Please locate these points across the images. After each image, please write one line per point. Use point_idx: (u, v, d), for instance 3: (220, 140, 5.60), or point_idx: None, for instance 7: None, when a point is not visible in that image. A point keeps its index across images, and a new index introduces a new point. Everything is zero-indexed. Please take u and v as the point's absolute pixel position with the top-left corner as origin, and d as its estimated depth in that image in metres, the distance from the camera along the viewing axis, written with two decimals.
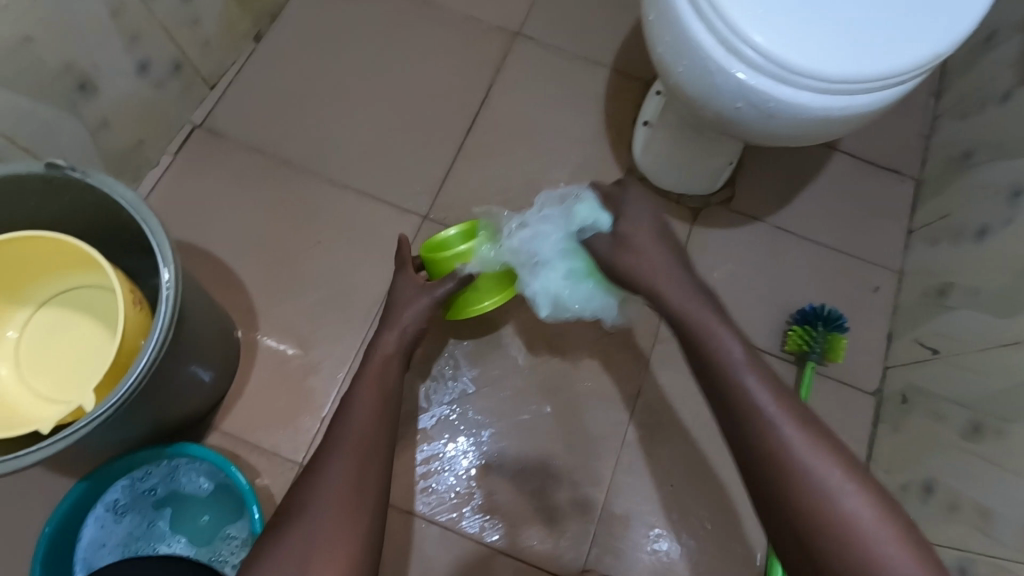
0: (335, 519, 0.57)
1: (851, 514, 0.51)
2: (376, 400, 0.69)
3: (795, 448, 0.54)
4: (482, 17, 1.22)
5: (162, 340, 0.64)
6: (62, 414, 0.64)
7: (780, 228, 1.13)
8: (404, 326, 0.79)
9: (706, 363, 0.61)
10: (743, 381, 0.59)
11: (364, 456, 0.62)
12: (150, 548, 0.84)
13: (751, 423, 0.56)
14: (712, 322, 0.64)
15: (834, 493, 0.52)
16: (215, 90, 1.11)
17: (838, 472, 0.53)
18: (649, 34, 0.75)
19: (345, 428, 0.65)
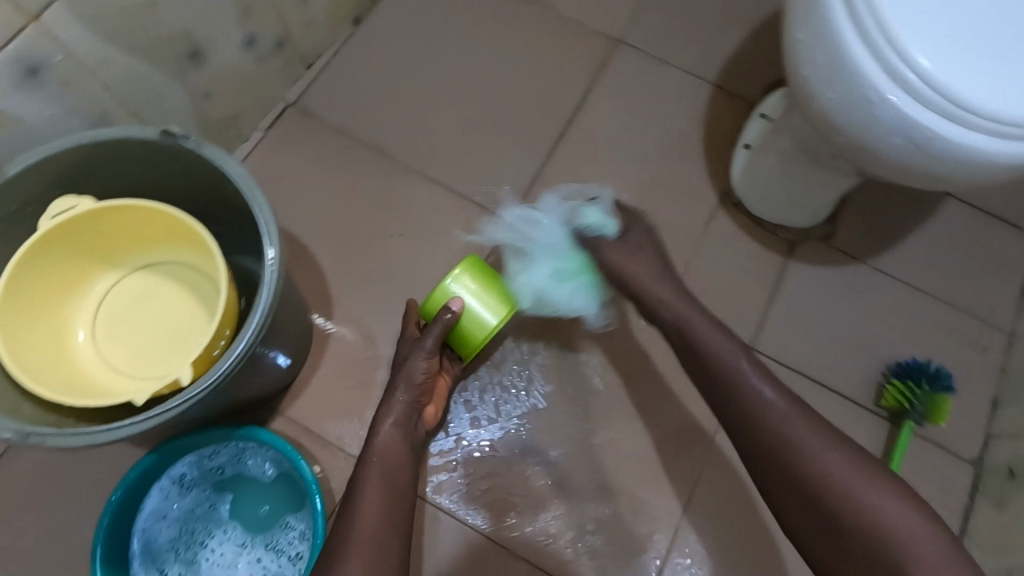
0: (379, 545, 0.64)
1: (846, 481, 0.62)
2: (382, 468, 0.71)
3: (801, 440, 0.65)
4: (585, 19, 1.18)
5: (262, 323, 0.62)
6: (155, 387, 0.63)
7: (882, 272, 1.06)
8: (405, 389, 0.77)
9: (715, 377, 0.71)
10: (747, 382, 0.69)
11: (389, 482, 0.70)
12: (207, 529, 0.82)
13: (758, 422, 0.67)
14: (701, 325, 0.74)
15: (830, 467, 0.63)
16: (310, 70, 1.10)
17: (828, 448, 0.64)
18: (790, 51, 0.68)
19: (369, 459, 0.72)
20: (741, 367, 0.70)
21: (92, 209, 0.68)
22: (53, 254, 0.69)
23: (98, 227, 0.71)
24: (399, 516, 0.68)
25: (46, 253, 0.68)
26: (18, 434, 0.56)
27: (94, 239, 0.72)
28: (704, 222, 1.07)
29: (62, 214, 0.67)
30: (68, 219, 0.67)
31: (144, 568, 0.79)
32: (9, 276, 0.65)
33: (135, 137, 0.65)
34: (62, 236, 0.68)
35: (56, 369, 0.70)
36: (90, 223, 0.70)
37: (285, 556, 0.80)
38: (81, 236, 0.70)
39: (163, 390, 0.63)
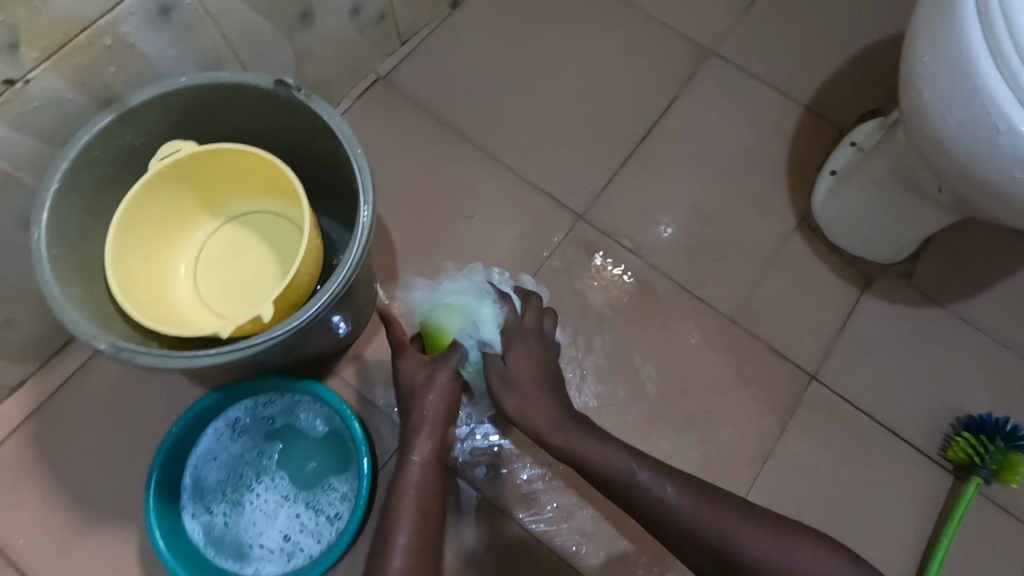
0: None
1: (785, 560, 0.63)
2: (415, 504, 0.70)
3: (729, 537, 0.64)
4: (680, 26, 1.17)
5: (349, 276, 0.65)
6: (241, 322, 0.65)
7: (962, 319, 1.01)
8: (436, 420, 0.75)
9: (618, 490, 0.68)
10: (645, 488, 0.67)
11: (423, 514, 0.70)
12: (254, 475, 0.84)
13: (669, 525, 0.66)
14: (575, 434, 0.71)
15: (768, 553, 0.63)
16: (404, 46, 1.12)
17: (745, 521, 0.65)
18: (912, 73, 0.66)
19: (400, 494, 0.70)
20: (636, 473, 0.68)
21: (196, 153, 0.71)
22: (167, 191, 0.73)
23: (207, 170, 0.74)
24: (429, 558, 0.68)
25: (158, 190, 0.72)
26: (110, 345, 0.58)
27: (201, 181, 0.75)
28: (779, 244, 1.04)
29: (171, 156, 0.70)
30: (176, 161, 0.70)
31: (192, 503, 0.81)
32: (124, 208, 0.68)
33: (253, 85, 0.68)
34: (171, 176, 0.72)
35: (156, 300, 0.73)
36: (198, 166, 0.73)
37: (323, 515, 0.81)
38: (189, 177, 0.73)
39: (247, 326, 0.66)
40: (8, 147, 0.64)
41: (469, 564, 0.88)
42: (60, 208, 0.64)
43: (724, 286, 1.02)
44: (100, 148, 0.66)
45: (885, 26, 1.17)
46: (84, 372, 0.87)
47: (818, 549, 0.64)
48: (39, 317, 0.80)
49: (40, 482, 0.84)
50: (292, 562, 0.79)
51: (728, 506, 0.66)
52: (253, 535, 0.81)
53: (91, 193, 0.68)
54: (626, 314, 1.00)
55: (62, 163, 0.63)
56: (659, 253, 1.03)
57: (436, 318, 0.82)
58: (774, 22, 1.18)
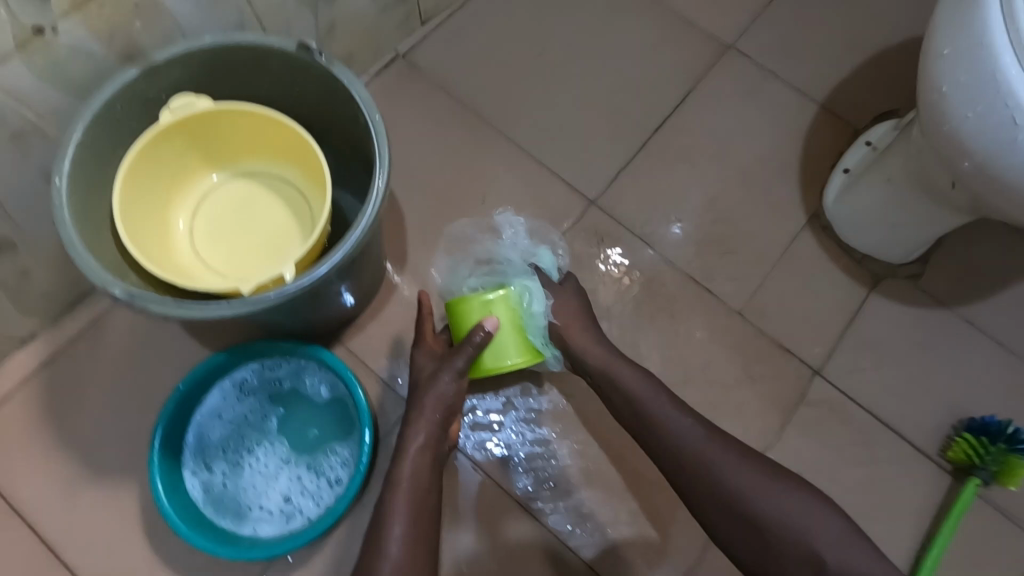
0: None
1: (785, 501, 0.68)
2: (410, 497, 0.70)
3: (735, 478, 0.69)
4: (701, 19, 1.17)
5: (361, 238, 0.66)
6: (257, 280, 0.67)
7: (969, 323, 1.01)
8: (435, 410, 0.76)
9: (642, 420, 0.76)
10: (664, 417, 0.75)
11: (418, 504, 0.70)
12: (256, 437, 0.85)
13: (676, 449, 0.72)
14: (613, 367, 0.81)
15: (770, 496, 0.68)
16: (425, 27, 1.13)
17: (752, 466, 0.71)
18: (932, 66, 0.66)
19: (397, 483, 0.71)
20: (660, 401, 0.76)
21: (210, 108, 0.72)
22: (175, 143, 0.73)
23: (216, 126, 0.75)
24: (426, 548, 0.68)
25: (166, 142, 0.72)
26: (126, 293, 0.59)
27: (207, 137, 0.76)
28: (789, 240, 1.05)
29: (184, 109, 0.70)
30: (188, 114, 0.71)
31: (193, 461, 0.82)
32: (131, 158, 0.69)
33: (275, 48, 0.69)
34: (179, 130, 0.72)
35: (156, 252, 0.74)
36: (206, 122, 0.73)
37: (323, 479, 0.82)
38: (196, 132, 0.74)
39: (268, 284, 0.66)
40: (33, 97, 0.65)
41: (465, 540, 0.89)
42: (80, 159, 0.65)
43: (732, 279, 1.02)
44: (123, 103, 0.67)
45: (905, 29, 1.17)
46: (95, 330, 0.89)
47: (818, 503, 0.68)
48: (54, 272, 0.81)
49: (46, 435, 0.85)
50: (290, 524, 0.80)
51: (740, 450, 0.72)
52: (252, 497, 0.82)
53: (110, 146, 0.69)
54: (633, 302, 1.01)
55: (86, 114, 0.64)
56: (668, 243, 1.04)
57: (466, 307, 0.82)
58: (794, 20, 1.18)
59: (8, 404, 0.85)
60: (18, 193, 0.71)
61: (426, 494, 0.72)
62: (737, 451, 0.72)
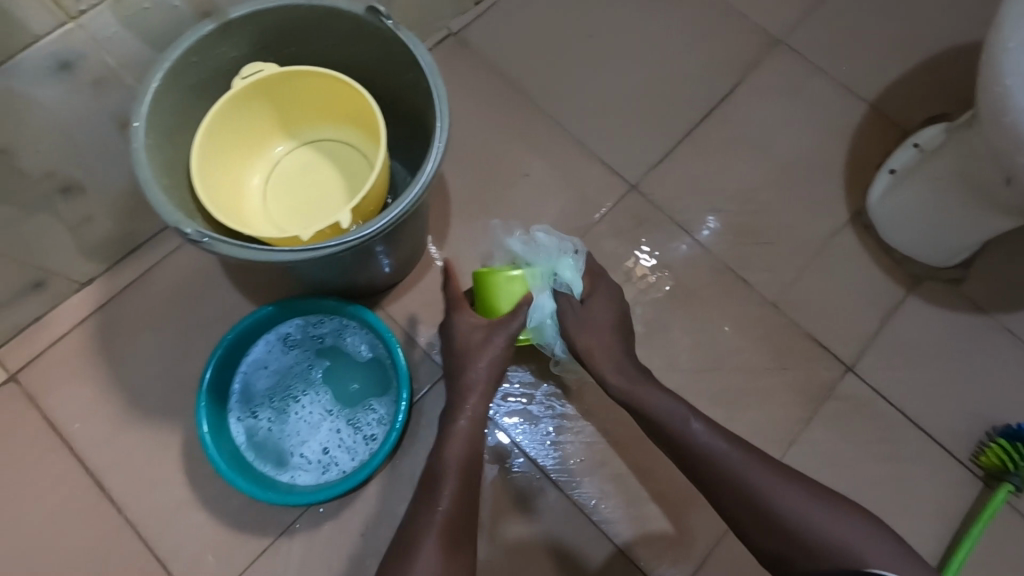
0: (454, 533, 0.68)
1: (825, 521, 0.64)
2: (457, 468, 0.72)
3: (769, 496, 0.66)
4: (752, 13, 1.17)
5: (418, 197, 0.68)
6: (318, 227, 0.70)
7: (1008, 330, 0.99)
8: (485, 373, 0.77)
9: (669, 440, 0.73)
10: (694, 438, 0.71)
11: (465, 462, 0.73)
12: (302, 387, 0.88)
13: (709, 465, 0.70)
14: (641, 383, 0.78)
15: (809, 515, 0.64)
16: (477, 6, 1.14)
17: (786, 483, 0.67)
18: (994, 59, 0.66)
19: (447, 439, 0.74)
20: (689, 419, 0.73)
21: (275, 75, 0.74)
22: (252, 104, 0.76)
23: (289, 90, 0.77)
24: (467, 519, 0.70)
25: (242, 103, 0.75)
26: (196, 233, 0.62)
27: (283, 101, 0.78)
28: (828, 236, 1.04)
29: (252, 77, 0.73)
30: (258, 81, 0.73)
31: (240, 405, 0.85)
32: (212, 116, 0.72)
33: (345, 10, 0.71)
34: (256, 92, 0.75)
35: (230, 206, 0.77)
36: (282, 86, 0.76)
37: (361, 434, 0.85)
38: (273, 96, 0.77)
39: (326, 230, 0.70)
40: (116, 44, 0.68)
41: (489, 504, 0.91)
42: (157, 106, 0.68)
43: (768, 271, 1.03)
44: (199, 55, 0.70)
45: (960, 32, 1.15)
46: (149, 277, 0.92)
47: (859, 522, 0.64)
48: (115, 218, 0.85)
49: (98, 374, 0.89)
50: (327, 474, 0.83)
51: (774, 468, 0.69)
52: (294, 444, 0.84)
53: (184, 97, 0.72)
54: (667, 286, 1.02)
55: (165, 63, 0.67)
56: (706, 231, 1.04)
57: (492, 281, 0.82)
58: (847, 18, 1.17)
59: (64, 342, 0.90)
60: (92, 137, 0.75)
61: (469, 468, 0.73)
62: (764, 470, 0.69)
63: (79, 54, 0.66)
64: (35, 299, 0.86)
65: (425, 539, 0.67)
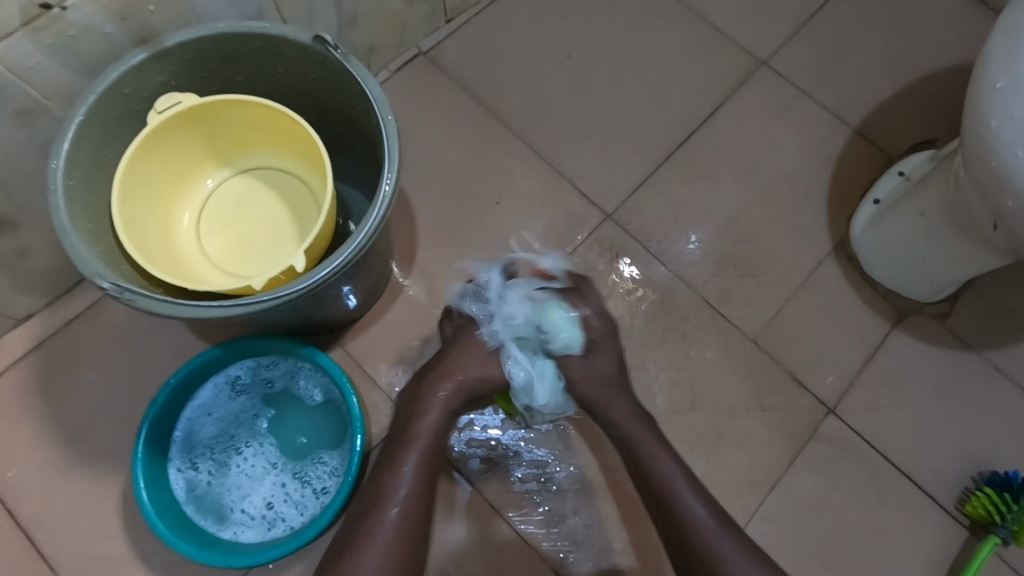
0: (403, 548, 0.65)
1: None
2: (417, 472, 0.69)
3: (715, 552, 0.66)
4: (735, 34, 1.13)
5: (363, 245, 0.63)
6: (273, 273, 0.64)
7: (996, 369, 0.96)
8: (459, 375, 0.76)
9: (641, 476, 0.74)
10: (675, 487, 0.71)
11: (428, 468, 0.70)
12: (245, 438, 0.83)
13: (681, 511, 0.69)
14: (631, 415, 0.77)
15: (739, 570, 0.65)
16: (450, 24, 1.10)
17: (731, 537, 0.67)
18: (982, 98, 0.62)
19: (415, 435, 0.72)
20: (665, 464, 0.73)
21: (196, 105, 0.69)
22: (175, 137, 0.71)
23: (217, 119, 0.73)
24: (421, 526, 0.67)
25: (165, 137, 0.70)
26: (114, 287, 0.57)
27: (213, 131, 0.74)
28: (812, 268, 1.00)
29: (171, 109, 0.68)
30: (176, 114, 0.68)
31: (180, 456, 0.80)
32: (132, 150, 0.67)
33: (290, 37, 0.67)
34: (180, 124, 0.70)
35: (158, 246, 0.73)
36: (209, 115, 0.72)
37: (309, 488, 0.80)
38: (200, 125, 0.72)
39: (281, 276, 0.65)
40: (42, 74, 0.62)
41: (449, 555, 0.86)
42: (81, 141, 0.63)
43: (750, 304, 0.98)
44: (127, 87, 0.66)
45: (949, 55, 1.12)
46: (94, 312, 0.87)
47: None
48: (53, 251, 0.80)
49: (35, 417, 0.83)
50: (271, 531, 0.78)
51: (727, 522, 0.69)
52: (235, 499, 0.80)
53: (111, 133, 0.67)
54: (645, 319, 0.97)
55: (90, 95, 0.62)
56: (685, 262, 1.00)
57: None
58: (833, 38, 1.13)
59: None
60: (20, 169, 0.69)
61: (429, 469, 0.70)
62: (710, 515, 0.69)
63: None
64: None
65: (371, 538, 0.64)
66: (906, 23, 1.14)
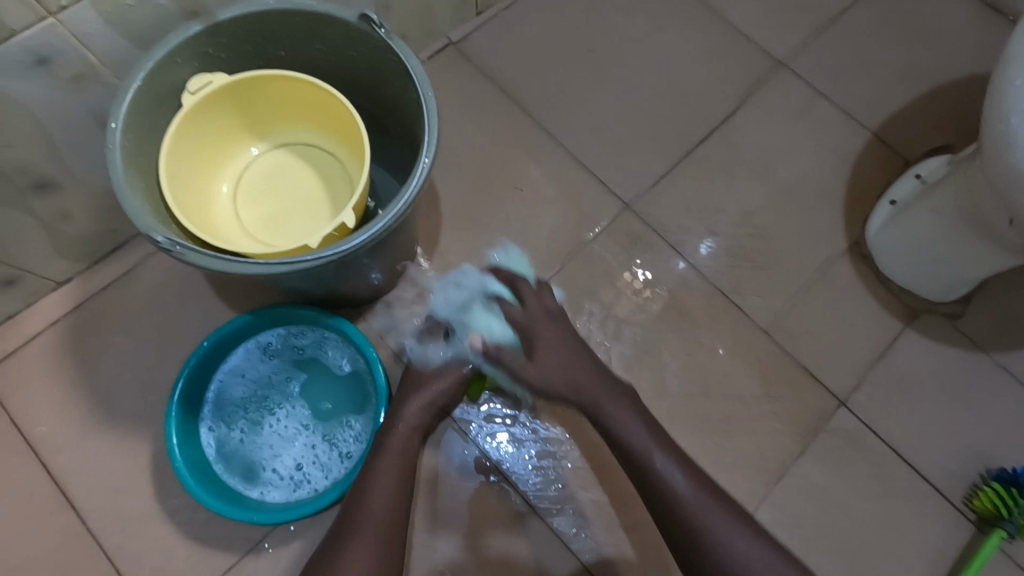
0: (391, 541, 0.68)
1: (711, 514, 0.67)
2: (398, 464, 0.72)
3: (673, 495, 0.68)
4: (756, 35, 1.15)
5: (402, 213, 0.66)
6: (326, 230, 0.67)
7: (1004, 369, 0.97)
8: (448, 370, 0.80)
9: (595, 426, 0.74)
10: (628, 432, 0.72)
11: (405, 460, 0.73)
12: (278, 400, 0.85)
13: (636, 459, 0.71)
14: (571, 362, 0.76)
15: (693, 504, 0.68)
16: (478, 17, 1.13)
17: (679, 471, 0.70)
18: (1001, 97, 0.64)
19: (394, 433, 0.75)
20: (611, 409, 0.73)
21: (226, 85, 0.72)
22: (214, 111, 0.74)
23: (254, 93, 0.75)
24: (398, 540, 0.69)
25: (205, 112, 0.73)
26: (167, 241, 0.60)
27: (249, 105, 0.77)
28: (826, 265, 1.02)
29: (202, 90, 0.71)
30: (206, 95, 0.71)
31: (213, 415, 0.83)
32: (177, 124, 0.70)
33: (337, 17, 0.70)
34: (218, 100, 0.73)
35: (199, 216, 0.76)
36: (246, 90, 0.74)
37: (336, 451, 0.82)
38: (237, 101, 0.75)
39: (333, 234, 0.68)
40: (99, 41, 0.65)
41: (454, 544, 0.87)
42: (136, 105, 0.67)
43: (764, 298, 1.00)
44: (180, 56, 0.68)
45: (966, 65, 1.14)
46: (128, 278, 0.90)
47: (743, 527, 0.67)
48: (95, 216, 0.83)
49: (68, 377, 0.86)
50: (299, 491, 0.81)
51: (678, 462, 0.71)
52: (267, 457, 0.82)
53: (160, 100, 0.70)
54: (661, 306, 0.99)
55: (146, 63, 0.65)
56: (701, 254, 1.02)
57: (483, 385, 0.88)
58: (852, 44, 1.15)
59: (35, 342, 0.87)
60: (72, 133, 0.72)
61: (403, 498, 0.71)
62: (690, 481, 0.69)
63: (57, 50, 0.63)
64: (7, 297, 0.84)
65: (358, 553, 0.66)
66: (923, 31, 1.16)
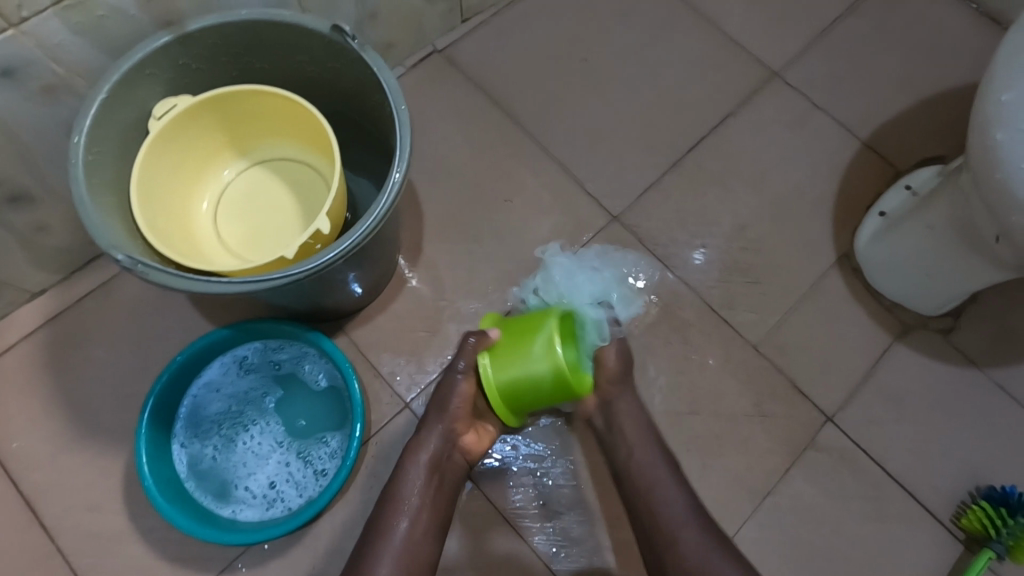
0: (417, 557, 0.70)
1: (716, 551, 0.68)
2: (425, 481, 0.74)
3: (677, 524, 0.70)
4: (746, 44, 1.14)
5: (372, 227, 0.64)
6: (302, 239, 0.66)
7: (996, 385, 0.96)
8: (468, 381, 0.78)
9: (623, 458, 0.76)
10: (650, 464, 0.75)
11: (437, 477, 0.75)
12: (252, 416, 0.84)
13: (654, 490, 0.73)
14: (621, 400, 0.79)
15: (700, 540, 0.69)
16: (465, 24, 1.11)
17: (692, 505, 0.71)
18: (986, 112, 0.63)
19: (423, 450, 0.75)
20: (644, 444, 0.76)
21: (190, 107, 0.71)
22: (188, 130, 0.73)
23: (230, 109, 0.74)
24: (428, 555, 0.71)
25: (178, 131, 0.72)
26: (128, 259, 0.59)
27: (224, 122, 0.76)
28: (815, 277, 1.01)
29: (167, 115, 0.70)
30: (171, 120, 0.71)
31: (185, 431, 0.82)
32: (148, 148, 0.69)
33: (310, 28, 0.69)
34: (191, 118, 0.73)
35: (179, 235, 0.74)
36: (218, 107, 0.73)
37: (312, 468, 0.81)
38: (211, 118, 0.74)
39: (309, 242, 0.66)
40: (68, 52, 0.64)
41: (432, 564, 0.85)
42: (102, 118, 0.65)
43: (752, 311, 0.99)
44: (149, 68, 0.67)
45: (960, 74, 1.13)
46: (106, 289, 0.89)
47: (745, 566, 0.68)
48: (70, 227, 0.81)
49: (42, 391, 0.85)
50: (272, 510, 0.79)
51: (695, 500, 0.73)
52: (241, 476, 0.81)
53: (129, 113, 0.69)
54: (648, 320, 0.98)
55: (113, 75, 0.64)
56: (689, 266, 1.01)
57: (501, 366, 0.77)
58: (844, 53, 1.14)
59: (11, 355, 0.86)
60: (43, 144, 0.71)
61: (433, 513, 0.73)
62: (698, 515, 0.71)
63: (24, 61, 0.62)
64: None
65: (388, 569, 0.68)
66: (918, 39, 1.15)
